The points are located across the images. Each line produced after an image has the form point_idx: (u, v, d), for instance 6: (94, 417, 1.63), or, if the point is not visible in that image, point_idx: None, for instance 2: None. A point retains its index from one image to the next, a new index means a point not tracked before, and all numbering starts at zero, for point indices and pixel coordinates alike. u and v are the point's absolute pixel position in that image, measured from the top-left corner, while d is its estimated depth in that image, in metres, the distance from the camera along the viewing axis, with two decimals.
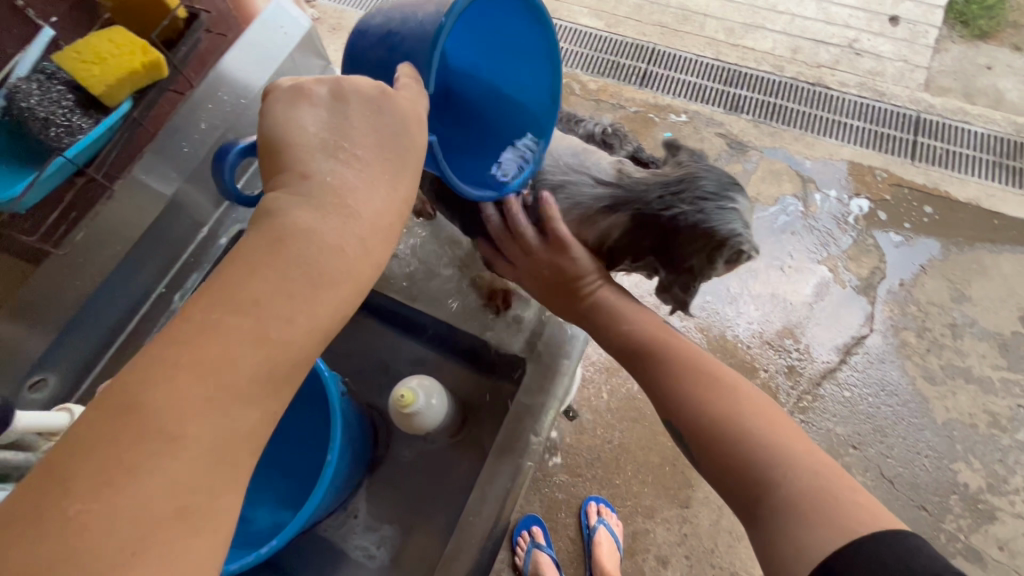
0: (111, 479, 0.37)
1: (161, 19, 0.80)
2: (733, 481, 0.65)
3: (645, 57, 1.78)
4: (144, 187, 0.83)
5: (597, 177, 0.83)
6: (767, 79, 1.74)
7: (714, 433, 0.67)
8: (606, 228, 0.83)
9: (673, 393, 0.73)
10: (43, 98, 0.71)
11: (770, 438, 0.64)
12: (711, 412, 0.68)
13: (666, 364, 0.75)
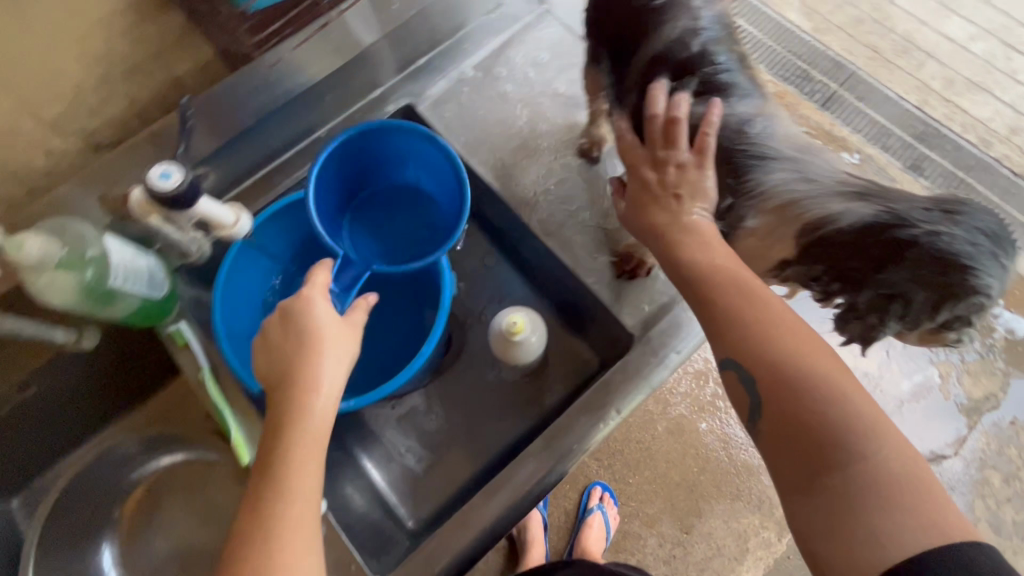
0: (277, 455, 0.54)
1: None
2: (797, 445, 0.49)
3: (840, 78, 1.59)
4: (348, 29, 0.78)
5: (830, 171, 0.67)
6: (966, 150, 1.52)
7: (784, 384, 0.50)
8: (826, 215, 0.63)
9: (735, 324, 0.55)
10: None
11: (854, 394, 0.49)
12: (784, 352, 0.52)
13: (731, 287, 0.57)
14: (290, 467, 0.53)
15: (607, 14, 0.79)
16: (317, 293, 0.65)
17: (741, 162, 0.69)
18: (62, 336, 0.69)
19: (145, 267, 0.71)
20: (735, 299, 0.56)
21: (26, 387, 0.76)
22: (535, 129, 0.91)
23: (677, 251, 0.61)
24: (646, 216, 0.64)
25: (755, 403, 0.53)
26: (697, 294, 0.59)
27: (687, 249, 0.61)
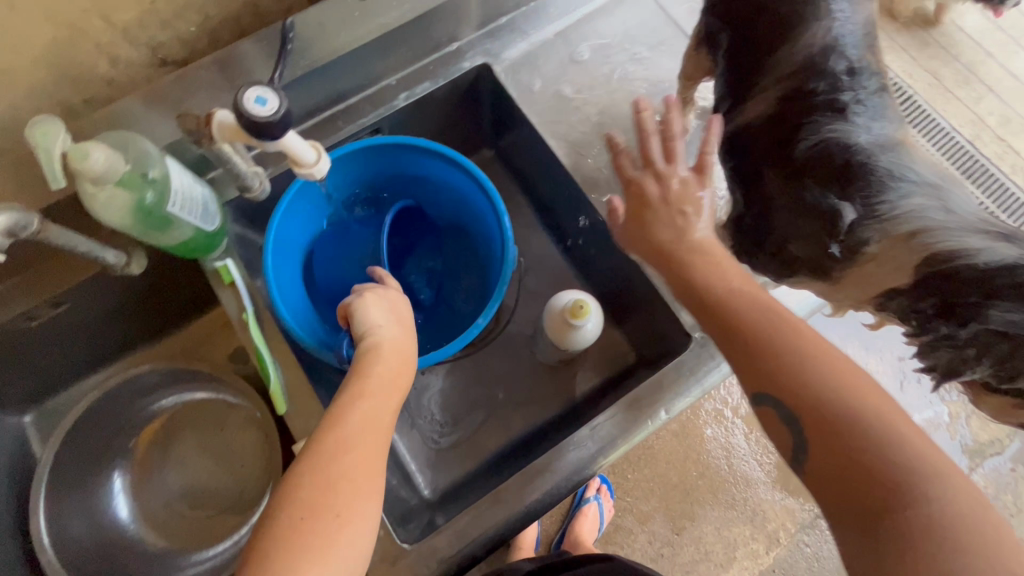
0: (354, 413, 0.53)
1: None
2: (855, 488, 0.44)
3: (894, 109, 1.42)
4: None
5: (969, 207, 0.62)
6: None
7: (821, 420, 0.47)
8: (959, 248, 0.58)
9: (765, 354, 0.52)
10: None
11: (899, 429, 0.45)
12: (821, 385, 0.48)
13: (755, 317, 0.54)
14: (366, 429, 0.53)
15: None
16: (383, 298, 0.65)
17: (877, 179, 0.63)
18: (112, 257, 0.64)
19: (200, 197, 0.67)
20: (764, 332, 0.53)
21: (58, 305, 0.72)
22: (612, 109, 0.87)
23: (699, 280, 0.59)
24: (653, 235, 0.64)
25: (798, 439, 0.49)
26: (721, 326, 0.56)
27: (708, 282, 0.59)
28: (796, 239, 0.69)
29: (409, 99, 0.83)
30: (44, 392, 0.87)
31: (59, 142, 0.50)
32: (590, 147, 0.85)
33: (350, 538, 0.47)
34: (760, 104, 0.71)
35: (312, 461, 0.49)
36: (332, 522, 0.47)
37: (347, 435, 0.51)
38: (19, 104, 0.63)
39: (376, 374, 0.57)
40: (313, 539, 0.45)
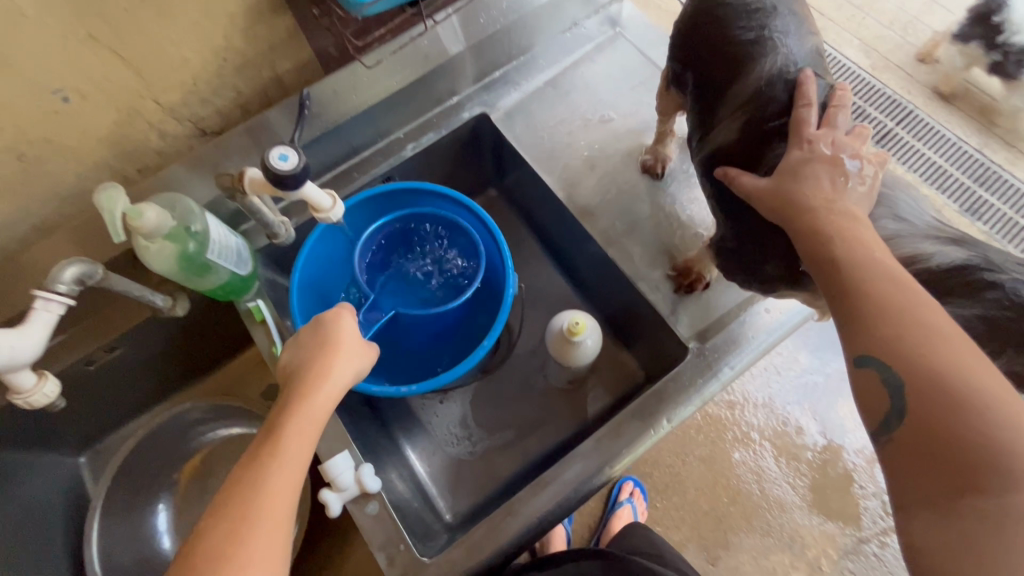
0: (254, 450, 0.50)
1: None
2: (959, 475, 0.37)
3: (894, 115, 1.50)
4: (434, 37, 0.85)
5: (915, 214, 0.65)
6: None
7: (949, 401, 0.39)
8: (916, 252, 0.59)
9: (879, 320, 0.44)
10: None
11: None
12: (942, 359, 0.40)
13: (879, 278, 0.47)
14: (262, 464, 0.49)
15: (701, 37, 0.79)
16: (318, 328, 0.63)
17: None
18: (160, 301, 0.74)
19: (234, 246, 0.76)
20: (896, 299, 0.45)
21: (113, 349, 0.82)
22: (600, 143, 0.95)
23: (829, 244, 0.51)
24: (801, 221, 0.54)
25: (896, 407, 0.42)
26: (834, 287, 0.49)
27: (842, 243, 0.50)
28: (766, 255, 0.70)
29: (417, 149, 0.93)
30: (97, 433, 0.95)
31: (119, 204, 0.60)
32: (582, 179, 0.92)
33: None
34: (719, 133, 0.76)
35: (208, 510, 0.46)
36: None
37: (242, 476, 0.48)
38: (83, 176, 0.74)
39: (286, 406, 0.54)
40: None
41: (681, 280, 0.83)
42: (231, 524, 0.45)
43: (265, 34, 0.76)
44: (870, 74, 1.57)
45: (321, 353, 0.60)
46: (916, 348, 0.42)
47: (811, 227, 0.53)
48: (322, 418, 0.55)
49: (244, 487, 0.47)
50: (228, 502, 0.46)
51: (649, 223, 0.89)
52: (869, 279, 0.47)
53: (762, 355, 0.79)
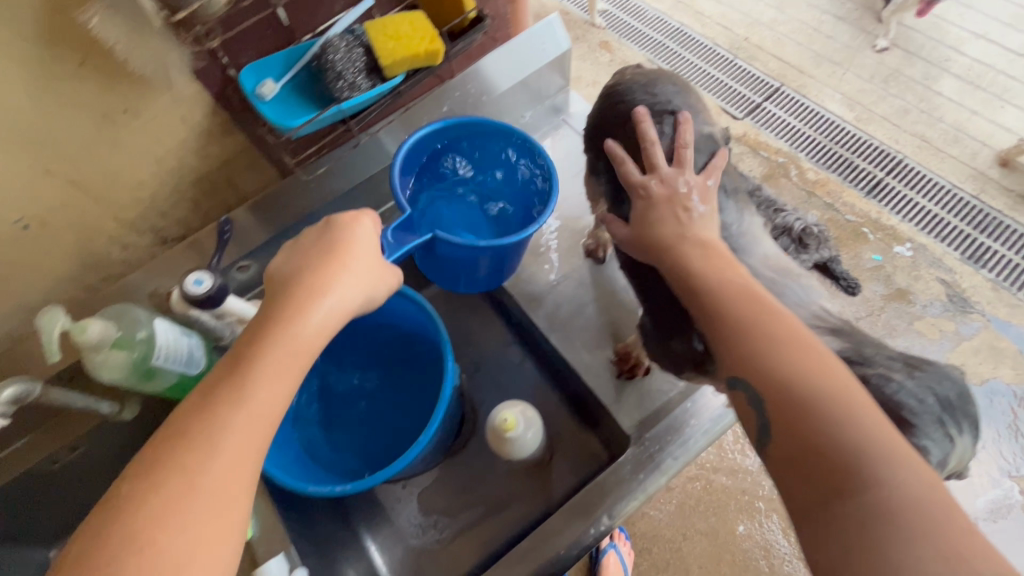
0: (249, 355, 0.54)
1: (453, 17, 0.81)
2: (806, 464, 0.49)
3: (884, 167, 1.82)
4: (379, 145, 0.90)
5: (804, 305, 0.75)
6: (998, 219, 1.74)
7: (796, 411, 0.51)
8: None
9: (740, 350, 0.57)
10: (345, 55, 0.73)
11: (861, 411, 0.49)
12: (782, 365, 0.53)
13: (738, 300, 0.60)
14: (257, 371, 0.53)
15: (605, 127, 0.90)
16: (342, 227, 0.65)
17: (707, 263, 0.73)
18: (106, 407, 0.82)
19: (186, 347, 0.80)
20: (762, 325, 0.57)
21: (76, 448, 0.84)
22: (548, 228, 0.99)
23: (699, 282, 0.63)
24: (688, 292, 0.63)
25: (762, 423, 0.54)
26: (710, 317, 0.61)
27: (711, 273, 0.63)
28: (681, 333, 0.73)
29: None
30: None
31: (60, 324, 0.65)
32: (526, 264, 0.94)
33: (202, 482, 0.47)
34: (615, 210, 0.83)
35: (198, 400, 0.52)
36: (181, 462, 0.48)
37: (236, 378, 0.53)
38: (49, 291, 0.81)
39: (281, 323, 0.56)
40: (166, 471, 0.47)
41: (621, 367, 0.84)
42: (209, 421, 0.50)
43: (216, 153, 0.83)
44: (829, 145, 1.86)
45: (330, 258, 0.61)
46: (774, 370, 0.53)
47: (681, 265, 0.65)
48: (308, 349, 0.56)
49: (230, 393, 0.52)
50: (197, 434, 0.49)
51: (593, 308, 0.92)
52: (729, 310, 0.59)
53: (703, 448, 0.76)
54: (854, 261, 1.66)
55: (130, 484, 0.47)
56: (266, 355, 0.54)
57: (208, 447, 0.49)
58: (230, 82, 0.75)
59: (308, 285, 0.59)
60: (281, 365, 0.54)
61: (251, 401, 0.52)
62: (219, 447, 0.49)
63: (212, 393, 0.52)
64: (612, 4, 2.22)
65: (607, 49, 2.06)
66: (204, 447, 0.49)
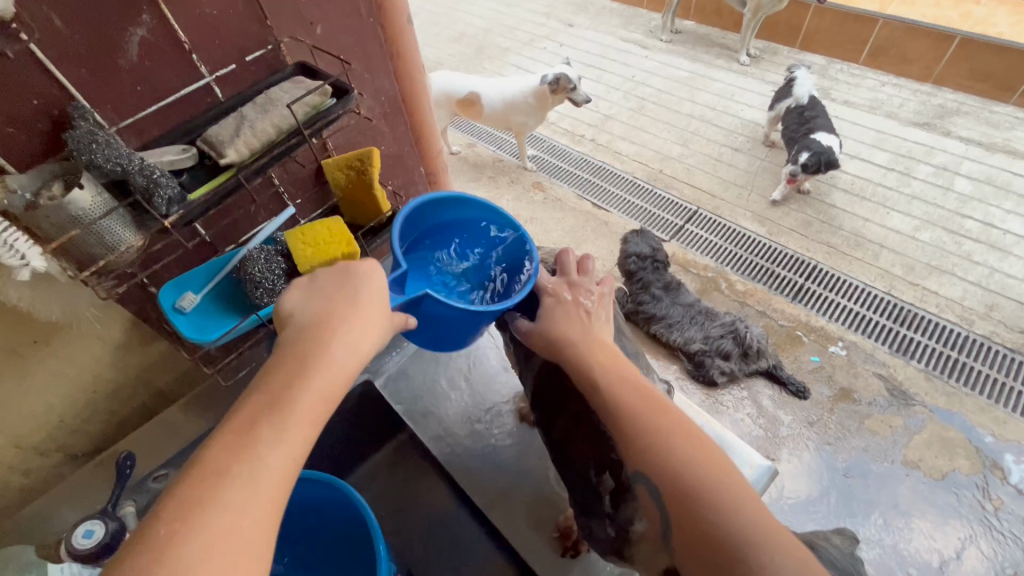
0: (271, 405, 0.49)
1: (371, 218, 0.89)
2: (713, 560, 0.52)
3: (804, 273, 1.93)
4: None
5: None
6: (918, 314, 1.80)
7: (684, 497, 0.56)
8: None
9: (638, 442, 0.62)
10: (264, 267, 0.77)
11: (740, 499, 0.54)
12: (672, 455, 0.59)
13: (633, 400, 0.65)
14: (281, 422, 0.48)
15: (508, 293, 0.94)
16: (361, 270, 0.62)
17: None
18: None
19: None
20: (650, 418, 0.63)
21: None
22: (479, 397, 1.07)
23: (596, 380, 0.69)
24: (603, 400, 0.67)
25: (663, 515, 0.58)
26: (609, 411, 0.66)
27: (603, 368, 0.69)
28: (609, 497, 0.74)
29: None
30: None
31: None
32: (458, 437, 1.03)
33: (225, 546, 0.41)
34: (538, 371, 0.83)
35: (220, 449, 0.46)
36: (200, 524, 0.41)
37: (258, 420, 0.48)
38: None
39: (306, 376, 0.51)
40: (184, 530, 0.41)
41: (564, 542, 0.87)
42: (228, 472, 0.44)
43: (134, 364, 0.82)
44: (751, 256, 1.99)
45: (349, 301, 0.58)
46: (665, 459, 0.59)
47: (582, 375, 0.70)
48: (333, 390, 0.52)
49: (246, 444, 0.46)
50: (231, 474, 0.44)
51: (529, 474, 0.98)
52: (622, 403, 0.65)
53: None
54: (795, 366, 1.70)
55: (155, 530, 0.41)
56: (287, 406, 0.49)
57: (230, 506, 0.43)
58: (149, 298, 0.77)
59: (324, 331, 0.55)
60: (304, 414, 0.50)
61: (290, 441, 0.48)
62: (237, 504, 0.43)
63: (250, 430, 0.47)
64: (538, 148, 2.43)
65: (539, 189, 2.24)
66: (225, 506, 0.43)
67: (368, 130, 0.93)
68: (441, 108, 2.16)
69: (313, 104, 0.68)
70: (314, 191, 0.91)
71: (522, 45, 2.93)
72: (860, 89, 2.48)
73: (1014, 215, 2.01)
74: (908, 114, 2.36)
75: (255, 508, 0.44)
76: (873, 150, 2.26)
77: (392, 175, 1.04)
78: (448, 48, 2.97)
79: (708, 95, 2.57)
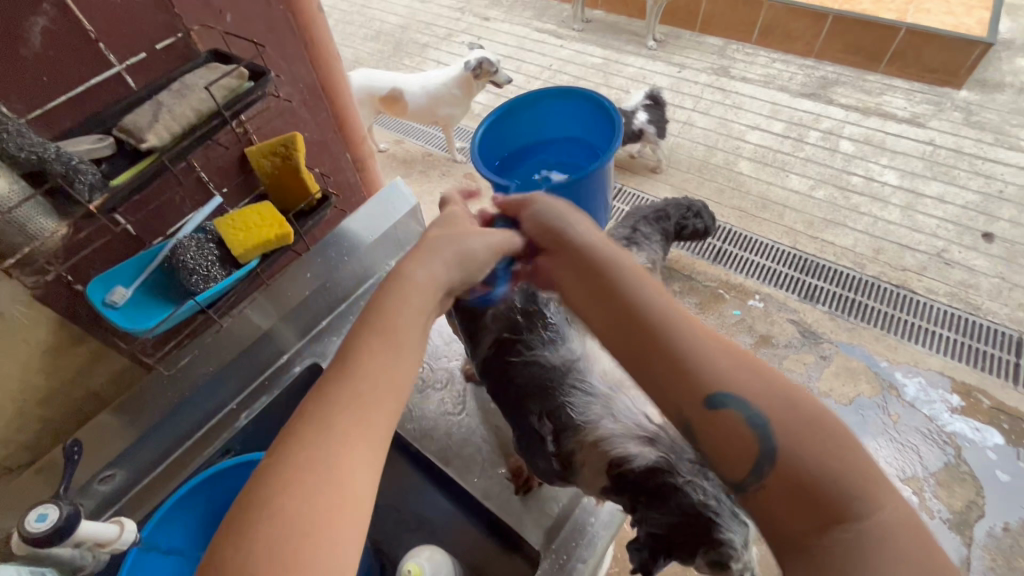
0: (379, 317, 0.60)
1: (300, 202, 0.91)
2: (814, 503, 0.49)
3: (721, 236, 2.11)
4: (246, 320, 0.95)
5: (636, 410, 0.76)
6: (817, 263, 2.02)
7: (790, 436, 0.51)
8: (625, 454, 0.70)
9: (726, 378, 0.55)
10: (196, 253, 0.78)
11: (844, 439, 0.51)
12: (771, 393, 0.54)
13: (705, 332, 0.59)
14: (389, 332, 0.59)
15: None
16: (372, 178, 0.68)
17: (566, 374, 0.79)
18: None
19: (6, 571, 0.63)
20: (741, 357, 0.57)
21: None
22: (427, 366, 1.11)
23: (663, 310, 0.60)
24: (672, 320, 0.59)
25: (758, 457, 0.52)
26: (683, 343, 0.58)
27: (669, 303, 0.61)
28: (552, 433, 0.77)
29: (249, 416, 0.98)
30: None
31: None
32: (411, 408, 1.06)
33: (357, 422, 0.52)
34: (490, 333, 0.85)
35: (346, 356, 0.57)
36: (342, 406, 0.53)
37: (371, 331, 0.59)
38: None
39: (407, 293, 0.63)
40: (330, 412, 0.52)
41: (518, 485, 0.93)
42: (352, 369, 0.56)
43: (67, 366, 0.81)
44: None
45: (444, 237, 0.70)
46: (766, 397, 0.54)
47: (644, 299, 0.61)
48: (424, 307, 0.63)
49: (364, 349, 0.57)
50: (353, 375, 0.55)
51: (483, 430, 1.03)
52: (701, 340, 0.58)
53: (613, 531, 0.85)
54: (720, 322, 1.87)
55: (306, 418, 0.52)
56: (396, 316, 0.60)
57: (359, 395, 0.54)
58: (77, 296, 0.76)
59: (418, 259, 0.66)
60: (406, 323, 0.61)
61: (393, 352, 0.58)
62: (364, 394, 0.54)
63: (368, 339, 0.58)
64: (466, 140, 2.49)
65: (470, 179, 2.30)
66: (353, 394, 0.54)
67: (288, 115, 0.95)
68: (365, 106, 2.17)
69: (231, 87, 0.70)
70: (239, 179, 0.91)
71: (440, 40, 2.96)
72: (754, 66, 2.72)
73: (890, 168, 2.28)
74: (797, 87, 2.62)
75: (375, 394, 0.55)
76: (771, 120, 2.49)
77: (319, 160, 1.06)
78: (366, 46, 2.96)
79: (621, 79, 2.72)
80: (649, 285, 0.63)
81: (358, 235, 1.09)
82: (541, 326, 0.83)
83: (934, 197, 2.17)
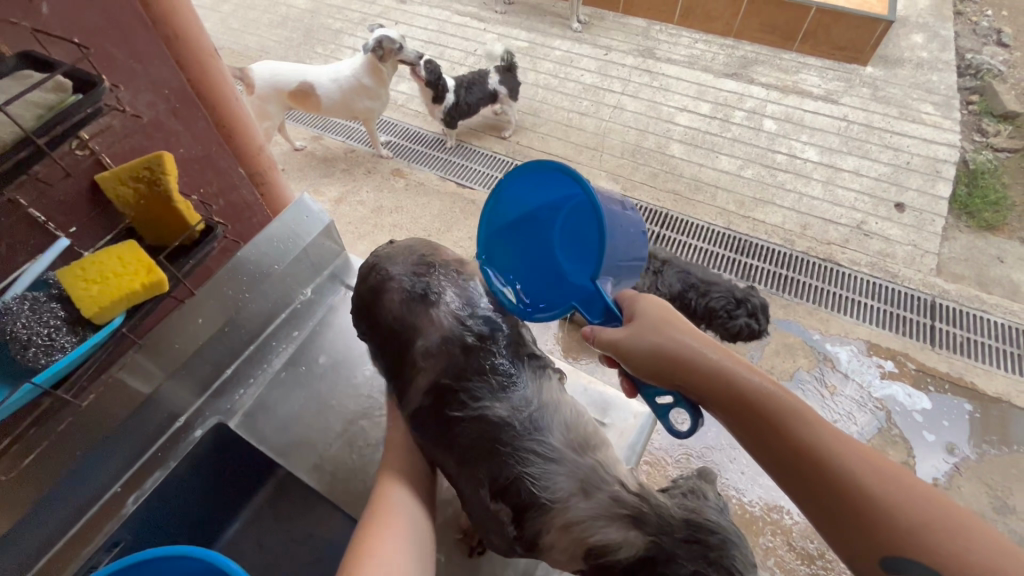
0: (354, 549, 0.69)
1: (177, 237, 0.74)
2: None
3: (659, 221, 2.09)
4: (121, 387, 0.77)
5: (609, 477, 0.73)
6: (751, 242, 2.04)
7: None
8: (605, 541, 0.69)
9: (897, 534, 0.54)
10: (32, 319, 0.60)
11: None
12: (957, 551, 0.51)
13: (882, 487, 0.56)
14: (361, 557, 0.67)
15: (364, 293, 0.83)
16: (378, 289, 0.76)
17: (520, 433, 0.72)
18: None
19: None
20: (916, 506, 0.55)
21: None
22: (354, 406, 0.98)
23: (824, 455, 0.59)
24: (833, 469, 0.58)
25: None
26: (844, 491, 0.57)
27: (831, 444, 0.60)
28: (512, 517, 0.72)
29: (139, 498, 0.85)
30: None
31: None
32: (340, 461, 0.93)
33: None
34: (417, 388, 0.77)
35: None
36: None
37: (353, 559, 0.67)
38: None
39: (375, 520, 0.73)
40: None
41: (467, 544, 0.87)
42: None
43: None
44: None
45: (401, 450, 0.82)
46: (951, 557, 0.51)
47: (800, 441, 0.60)
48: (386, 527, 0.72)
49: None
50: None
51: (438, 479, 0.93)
52: (871, 488, 0.56)
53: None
54: None
55: None
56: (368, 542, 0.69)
57: None
58: None
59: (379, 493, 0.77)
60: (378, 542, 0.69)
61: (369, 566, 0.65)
62: None
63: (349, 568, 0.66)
64: (390, 133, 2.31)
65: (398, 175, 2.13)
66: None
67: (151, 131, 0.77)
68: (270, 101, 1.94)
69: (45, 103, 0.53)
70: (92, 214, 0.73)
71: (354, 25, 2.72)
72: (678, 48, 2.70)
73: (810, 144, 2.33)
74: (720, 67, 2.63)
75: None
76: (697, 101, 2.48)
77: (201, 180, 0.86)
78: (272, 34, 2.68)
79: (548, 63, 2.62)
80: (807, 422, 0.61)
81: (258, 264, 0.92)
82: (488, 372, 0.75)
83: (851, 171, 2.24)
